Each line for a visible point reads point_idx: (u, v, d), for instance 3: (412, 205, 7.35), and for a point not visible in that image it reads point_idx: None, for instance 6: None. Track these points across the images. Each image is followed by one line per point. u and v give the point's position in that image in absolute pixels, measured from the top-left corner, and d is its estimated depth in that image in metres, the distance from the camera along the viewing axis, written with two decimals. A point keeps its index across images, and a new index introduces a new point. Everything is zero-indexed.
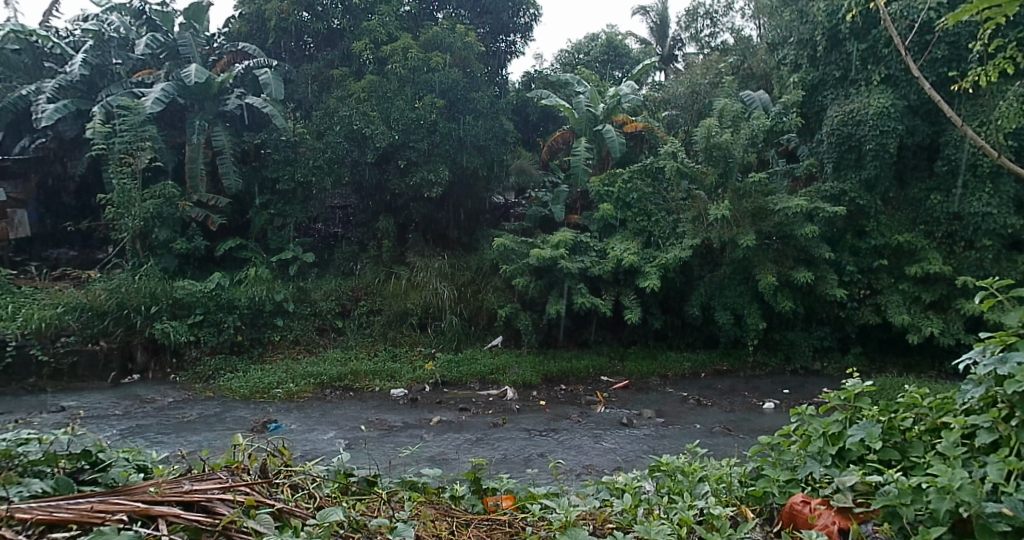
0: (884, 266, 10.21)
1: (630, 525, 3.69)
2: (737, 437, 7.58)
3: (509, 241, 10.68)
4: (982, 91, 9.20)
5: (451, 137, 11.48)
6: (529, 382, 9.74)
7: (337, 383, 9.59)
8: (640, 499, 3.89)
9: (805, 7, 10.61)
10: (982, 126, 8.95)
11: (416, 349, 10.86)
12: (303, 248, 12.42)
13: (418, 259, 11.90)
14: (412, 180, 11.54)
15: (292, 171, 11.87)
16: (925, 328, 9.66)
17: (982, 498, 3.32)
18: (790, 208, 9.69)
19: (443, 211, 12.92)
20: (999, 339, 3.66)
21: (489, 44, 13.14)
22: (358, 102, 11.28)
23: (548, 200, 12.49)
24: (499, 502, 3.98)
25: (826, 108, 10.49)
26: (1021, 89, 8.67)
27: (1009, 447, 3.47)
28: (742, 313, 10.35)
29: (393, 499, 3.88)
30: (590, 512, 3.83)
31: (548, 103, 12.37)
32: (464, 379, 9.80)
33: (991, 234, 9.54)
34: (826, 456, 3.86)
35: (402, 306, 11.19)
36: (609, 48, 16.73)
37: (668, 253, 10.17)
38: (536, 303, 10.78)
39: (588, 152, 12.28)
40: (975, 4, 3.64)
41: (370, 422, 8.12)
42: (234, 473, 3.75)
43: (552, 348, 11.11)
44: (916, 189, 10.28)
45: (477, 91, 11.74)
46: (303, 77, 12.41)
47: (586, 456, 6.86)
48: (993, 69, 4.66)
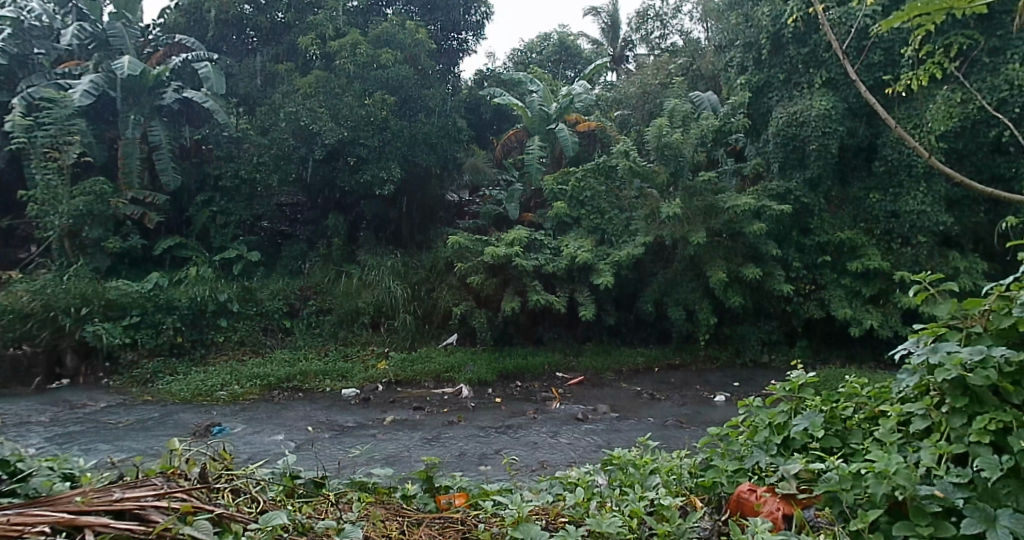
0: (827, 263, 10.55)
1: (582, 519, 3.78)
2: (690, 430, 7.79)
3: (463, 239, 10.74)
4: (915, 95, 9.65)
5: (402, 135, 11.50)
6: (484, 379, 9.82)
7: (286, 384, 9.55)
8: (592, 493, 4.01)
9: (750, 12, 11.01)
10: (915, 129, 9.40)
11: (368, 348, 10.83)
12: (248, 246, 12.30)
13: (369, 258, 12.02)
14: (363, 177, 11.52)
15: (235, 168, 11.83)
16: (866, 321, 10.02)
17: (917, 481, 3.45)
18: (738, 206, 9.95)
19: (396, 210, 12.99)
20: (931, 330, 3.76)
21: (440, 41, 13.23)
22: (305, 97, 11.23)
23: (502, 199, 12.60)
24: (452, 500, 4.03)
25: (771, 109, 10.78)
26: (948, 92, 9.21)
27: (940, 432, 3.61)
28: (694, 309, 10.60)
29: (343, 501, 3.97)
30: (541, 507, 3.89)
31: (502, 101, 12.45)
32: (418, 378, 9.85)
33: (926, 231, 9.89)
34: (771, 446, 4.05)
35: (353, 306, 11.23)
36: (562, 48, 16.92)
37: (621, 251, 10.38)
38: (491, 301, 10.85)
39: (543, 151, 12.47)
40: (903, 11, 3.84)
41: (320, 422, 8.16)
42: (170, 479, 3.64)
43: (507, 345, 11.09)
44: (857, 188, 10.64)
45: (429, 87, 11.81)
46: (244, 72, 12.36)
47: (541, 452, 6.97)
48: (922, 73, 4.45)
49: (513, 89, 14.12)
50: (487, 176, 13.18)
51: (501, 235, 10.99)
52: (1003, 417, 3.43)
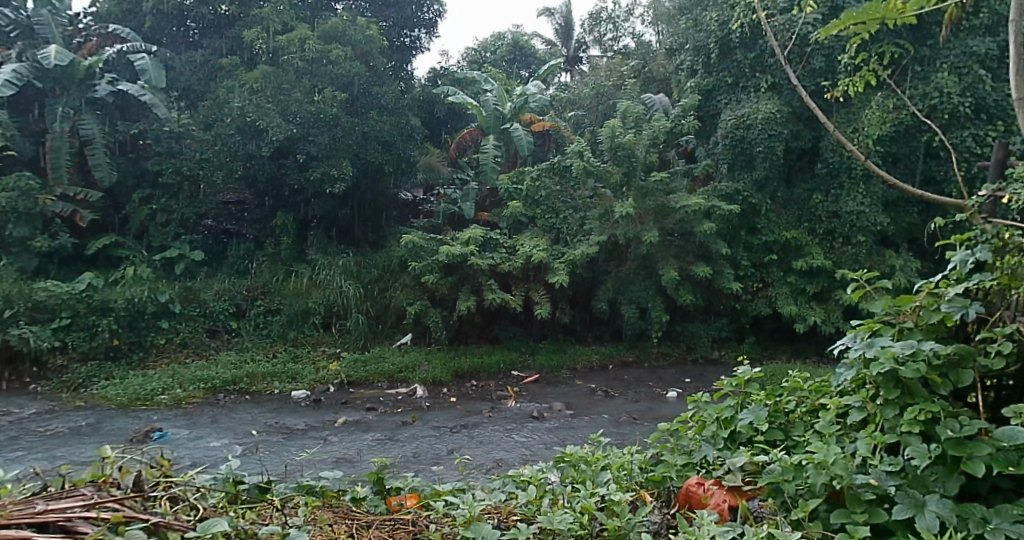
0: (774, 261, 10.85)
1: (534, 516, 3.85)
2: (643, 426, 7.97)
3: (417, 238, 10.78)
4: (853, 100, 9.99)
5: (353, 133, 11.48)
6: (439, 379, 9.87)
7: (232, 387, 9.43)
8: (545, 490, 4.08)
9: (699, 16, 11.32)
10: (853, 132, 9.72)
11: (320, 348, 10.82)
12: (191, 244, 12.11)
13: (320, 258, 12.00)
14: (313, 175, 11.38)
15: (177, 164, 11.62)
16: (810, 318, 10.35)
17: (852, 470, 3.40)
18: (689, 206, 10.18)
19: (347, 208, 12.89)
20: (867, 326, 3.68)
21: (392, 39, 13.23)
22: (251, 92, 11.13)
23: (458, 198, 12.67)
24: (403, 502, 4.03)
25: (720, 112, 11.06)
26: (882, 99, 9.52)
27: (876, 423, 3.55)
28: (646, 307, 10.80)
29: (287, 505, 3.90)
30: (494, 506, 3.96)
31: (456, 99, 12.40)
32: (371, 379, 9.86)
33: (865, 231, 10.27)
34: (718, 439, 4.20)
35: (303, 306, 11.20)
36: (515, 48, 17.08)
37: (576, 250, 10.54)
38: (446, 301, 10.87)
39: (497, 150, 12.51)
40: (839, 19, 3.93)
41: (269, 426, 8.10)
42: (101, 488, 3.49)
43: (463, 344, 11.20)
44: (801, 188, 10.94)
45: (382, 85, 11.85)
46: (185, 64, 12.25)
47: (496, 451, 7.07)
48: (858, 80, 4.57)
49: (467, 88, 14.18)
50: (442, 176, 13.26)
51: (456, 234, 11.02)
52: (932, 407, 3.37)
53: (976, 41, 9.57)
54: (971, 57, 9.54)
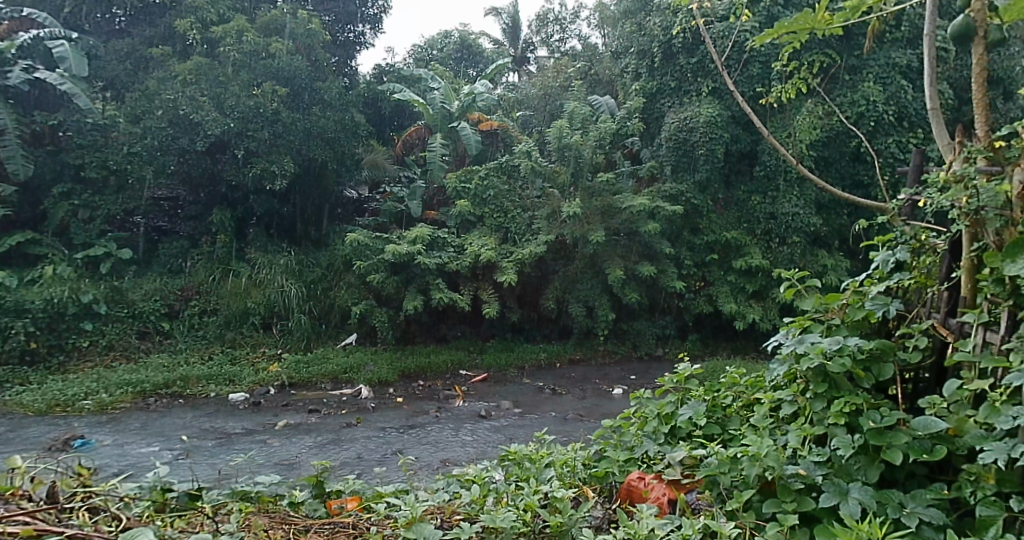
0: (714, 260, 11.15)
1: (478, 515, 3.82)
2: (589, 423, 8.11)
3: (361, 237, 10.82)
4: (785, 106, 10.34)
5: (295, 129, 11.34)
6: (385, 379, 9.89)
7: (164, 391, 9.13)
8: (488, 489, 4.05)
9: (643, 21, 11.62)
10: (786, 137, 10.07)
11: (260, 349, 10.67)
12: (117, 243, 11.69)
13: (259, 257, 11.68)
14: (252, 172, 11.17)
15: (102, 158, 11.04)
16: (749, 315, 10.68)
17: (783, 462, 3.57)
18: (634, 207, 10.39)
19: (288, 206, 12.72)
20: (797, 323, 3.87)
21: (336, 33, 13.18)
22: (184, 84, 10.92)
23: (405, 196, 12.68)
24: (343, 505, 3.95)
25: (663, 115, 11.32)
26: (811, 105, 9.94)
27: (805, 416, 3.71)
28: (593, 305, 10.96)
29: (220, 512, 3.77)
30: (437, 506, 3.91)
31: (401, 98, 12.34)
32: (314, 380, 9.79)
33: (799, 232, 10.68)
34: (659, 435, 4.34)
35: (243, 306, 10.97)
36: (462, 47, 17.28)
37: (523, 249, 10.68)
38: (392, 300, 10.86)
39: (444, 148, 12.53)
40: (772, 27, 4.03)
41: (205, 430, 7.94)
42: (10, 501, 3.44)
43: (410, 344, 11.21)
44: (741, 190, 11.23)
45: (322, 81, 11.81)
46: (110, 54, 11.72)
47: (442, 450, 7.14)
48: (790, 87, 4.74)
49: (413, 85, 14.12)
50: (388, 173, 13.20)
51: (402, 233, 11.04)
52: (856, 399, 3.51)
53: (898, 52, 10.05)
54: (893, 67, 10.00)
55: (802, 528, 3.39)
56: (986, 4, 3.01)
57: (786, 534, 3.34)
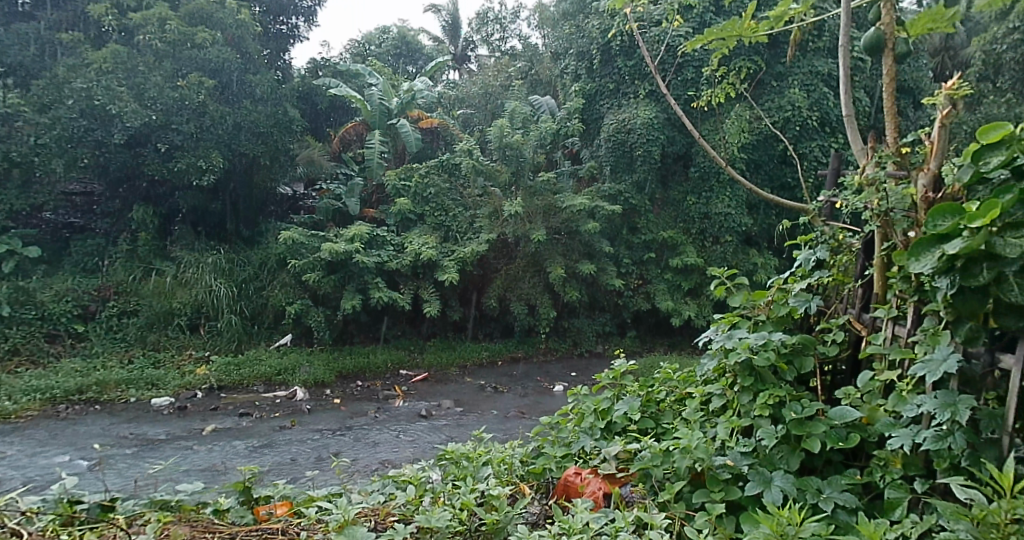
0: (652, 259, 11.38)
1: (412, 516, 3.84)
2: (529, 421, 8.21)
3: (296, 235, 10.60)
4: (713, 110, 10.69)
5: (224, 122, 10.88)
6: (321, 380, 9.79)
7: (77, 397, 8.60)
8: (424, 489, 4.07)
9: (582, 23, 11.75)
10: (714, 141, 10.40)
11: (186, 352, 10.17)
12: (22, 240, 10.76)
13: (185, 254, 11.26)
14: (177, 167, 10.67)
15: (6, 148, 9.84)
16: (685, 312, 10.95)
17: (712, 453, 3.72)
18: (575, 206, 10.58)
19: (217, 202, 12.18)
20: (726, 319, 4.01)
21: (267, 26, 12.66)
22: (99, 73, 10.06)
23: (342, 194, 12.55)
24: (273, 510, 3.92)
25: (603, 117, 11.51)
26: (739, 111, 10.27)
27: (733, 408, 3.87)
28: (535, 303, 11.07)
29: (137, 523, 3.67)
30: (371, 509, 3.90)
31: (338, 94, 12.15)
32: (245, 383, 9.52)
33: (732, 231, 11.11)
34: (596, 430, 4.44)
35: (167, 307, 10.46)
36: (401, 43, 17.40)
37: (465, 248, 10.72)
38: (329, 299, 10.76)
39: (382, 145, 12.44)
40: (702, 34, 4.18)
41: (123, 437, 7.61)
42: None
43: (349, 344, 11.13)
44: (677, 190, 11.50)
45: (254, 74, 11.44)
46: (14, 37, 10.32)
47: (381, 452, 7.16)
48: (719, 92, 4.90)
49: (350, 81, 13.95)
50: (326, 170, 13.04)
51: (340, 232, 10.96)
52: (779, 391, 3.67)
53: (821, 62, 10.47)
54: (818, 75, 10.38)
55: (729, 517, 3.53)
56: (896, 18, 3.21)
57: (714, 522, 3.46)
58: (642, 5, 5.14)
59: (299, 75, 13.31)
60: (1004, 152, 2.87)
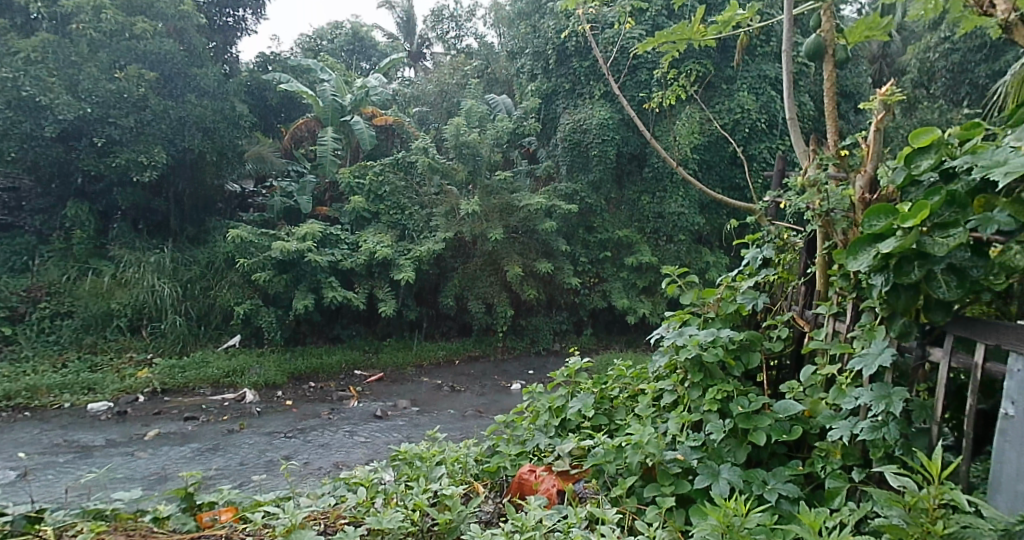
0: (608, 258, 11.51)
1: (364, 518, 3.82)
2: (486, 419, 8.27)
3: (246, 234, 10.45)
4: (664, 112, 10.88)
5: (166, 116, 10.63)
6: (272, 381, 9.67)
7: (6, 403, 8.27)
8: (376, 491, 4.02)
9: (537, 23, 11.83)
10: (666, 142, 10.56)
11: (127, 354, 9.90)
12: None
13: (126, 253, 10.97)
14: (114, 163, 10.33)
15: None
16: (640, 310, 11.11)
17: (663, 448, 3.80)
18: (532, 205, 10.67)
19: (160, 199, 11.87)
20: (677, 316, 4.10)
21: (214, 18, 12.25)
22: (26, 62, 9.64)
23: (293, 191, 12.46)
24: (217, 516, 3.84)
25: (558, 116, 11.66)
26: (690, 113, 10.46)
27: (683, 404, 3.95)
28: (492, 302, 11.13)
29: (68, 533, 3.61)
30: (321, 511, 3.91)
31: (288, 88, 11.98)
32: (192, 385, 9.33)
33: (685, 231, 11.33)
34: (550, 428, 4.53)
35: (105, 308, 10.20)
36: (354, 39, 17.31)
37: (421, 246, 10.73)
38: (279, 301, 10.71)
39: (335, 142, 12.43)
40: (653, 37, 4.25)
41: (59, 443, 7.36)
42: None
43: (301, 345, 11.04)
44: (632, 190, 11.68)
45: (200, 67, 11.16)
46: None
47: (334, 454, 7.14)
48: (669, 93, 4.98)
49: (302, 76, 14.00)
50: (276, 167, 13.04)
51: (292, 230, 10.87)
52: (727, 386, 3.76)
53: (768, 66, 10.72)
54: (765, 79, 10.63)
55: (678, 510, 3.62)
56: (834, 25, 3.32)
57: (664, 516, 3.54)
58: (595, 7, 5.20)
59: (248, 69, 12.94)
60: (932, 155, 2.98)
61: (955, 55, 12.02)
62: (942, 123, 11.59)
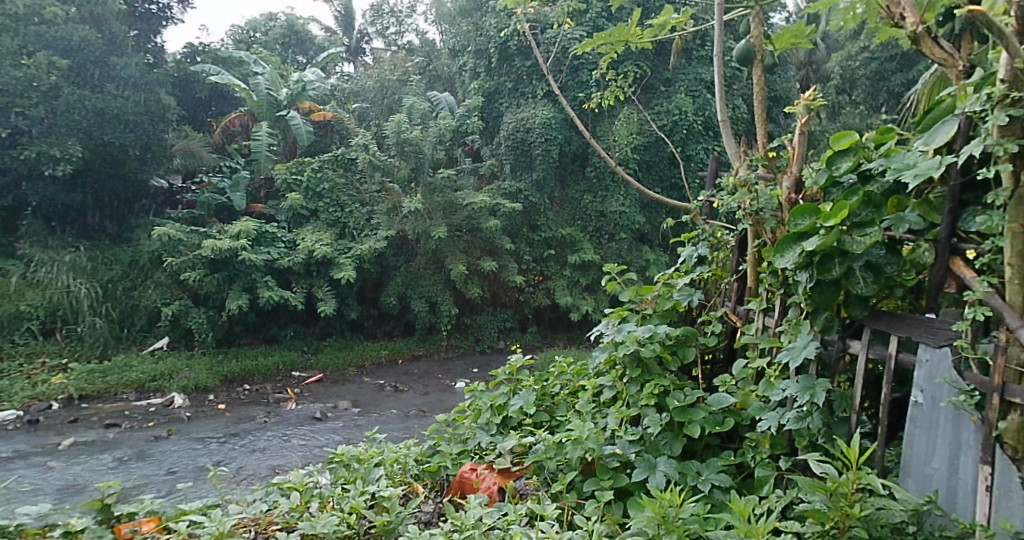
0: (552, 255, 11.63)
1: (297, 523, 3.79)
2: (429, 419, 8.30)
3: (174, 232, 10.17)
4: (603, 112, 11.09)
5: (82, 107, 10.24)
6: (203, 385, 9.42)
7: None
8: (311, 495, 4.01)
9: (479, 21, 11.86)
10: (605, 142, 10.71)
11: (39, 359, 9.45)
12: None
13: (38, 253, 10.55)
14: (24, 155, 9.94)
15: None
16: (584, 307, 11.25)
17: (602, 442, 3.88)
18: (476, 203, 10.73)
19: (80, 195, 11.35)
20: (616, 313, 4.20)
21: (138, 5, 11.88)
22: None
23: (227, 188, 12.19)
24: (138, 527, 3.65)
25: (502, 115, 11.79)
26: (630, 113, 10.64)
27: (622, 399, 4.05)
28: (436, 300, 11.16)
29: None
30: (252, 518, 3.83)
31: (222, 81, 11.98)
32: (113, 391, 9.00)
33: (627, 229, 11.50)
34: (491, 425, 4.59)
35: (14, 309, 9.65)
36: (289, 31, 17.09)
37: (362, 245, 10.69)
38: (210, 301, 10.54)
39: (270, 138, 12.31)
40: (591, 38, 4.33)
41: None
42: None
43: (233, 346, 10.86)
44: (575, 189, 11.84)
45: (120, 56, 10.87)
46: None
47: (269, 458, 7.09)
48: (609, 93, 5.05)
49: (234, 69, 13.77)
50: (207, 162, 12.81)
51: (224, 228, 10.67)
52: (663, 381, 3.88)
53: (704, 69, 10.97)
54: (702, 82, 10.87)
55: (617, 503, 3.71)
56: (763, 32, 3.45)
57: (602, 509, 3.63)
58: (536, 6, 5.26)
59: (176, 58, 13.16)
60: (852, 158, 3.14)
61: (875, 63, 12.52)
62: (865, 128, 12.06)
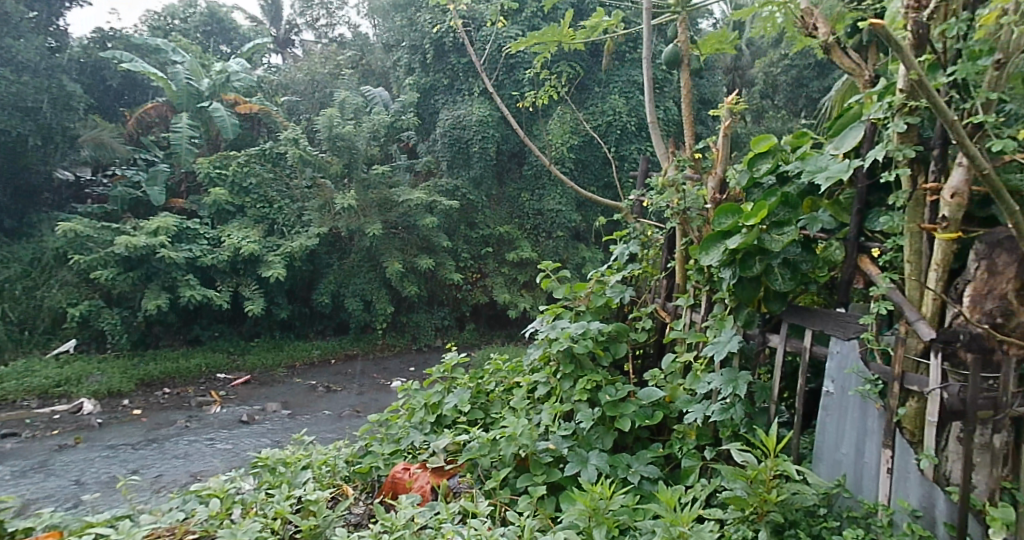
0: (489, 253, 11.70)
1: (216, 531, 3.61)
2: (363, 419, 8.26)
3: (80, 227, 9.83)
4: (537, 111, 11.23)
5: None
6: (115, 390, 9.13)
7: None
8: (233, 501, 3.86)
9: (414, 17, 11.84)
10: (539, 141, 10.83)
11: None
12: None
13: None
14: None
15: None
16: (521, 305, 11.33)
17: (536, 438, 3.95)
18: (413, 200, 10.72)
19: None
20: (551, 310, 4.27)
21: None
22: None
23: (143, 182, 11.69)
24: None
25: (438, 112, 11.81)
26: (563, 113, 10.78)
27: (555, 395, 4.11)
28: (370, 298, 11.11)
29: None
30: (166, 527, 3.60)
31: (132, 68, 11.43)
32: (16, 398, 8.62)
33: (563, 228, 11.63)
34: (425, 424, 4.61)
35: None
36: (211, 18, 16.60)
37: (292, 242, 10.58)
38: (124, 301, 10.21)
39: (190, 130, 11.86)
40: (525, 37, 4.39)
41: None
42: None
43: (154, 347, 10.66)
44: (512, 187, 11.99)
45: (21, 40, 10.67)
46: None
47: (190, 464, 6.97)
48: (542, 93, 5.17)
49: (149, 55, 13.15)
50: (121, 155, 12.11)
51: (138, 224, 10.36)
52: (596, 376, 3.95)
53: (637, 71, 11.18)
54: (635, 83, 11.08)
55: (550, 497, 3.78)
56: (689, 36, 3.58)
57: (535, 504, 3.69)
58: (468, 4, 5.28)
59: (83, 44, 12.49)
60: (770, 159, 3.30)
61: (794, 70, 12.96)
62: (785, 131, 12.48)
